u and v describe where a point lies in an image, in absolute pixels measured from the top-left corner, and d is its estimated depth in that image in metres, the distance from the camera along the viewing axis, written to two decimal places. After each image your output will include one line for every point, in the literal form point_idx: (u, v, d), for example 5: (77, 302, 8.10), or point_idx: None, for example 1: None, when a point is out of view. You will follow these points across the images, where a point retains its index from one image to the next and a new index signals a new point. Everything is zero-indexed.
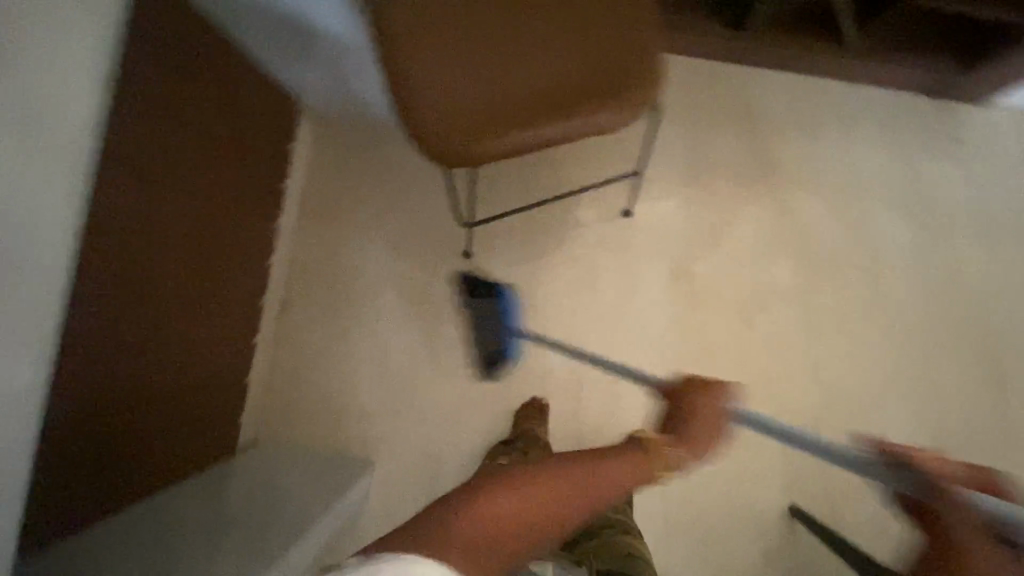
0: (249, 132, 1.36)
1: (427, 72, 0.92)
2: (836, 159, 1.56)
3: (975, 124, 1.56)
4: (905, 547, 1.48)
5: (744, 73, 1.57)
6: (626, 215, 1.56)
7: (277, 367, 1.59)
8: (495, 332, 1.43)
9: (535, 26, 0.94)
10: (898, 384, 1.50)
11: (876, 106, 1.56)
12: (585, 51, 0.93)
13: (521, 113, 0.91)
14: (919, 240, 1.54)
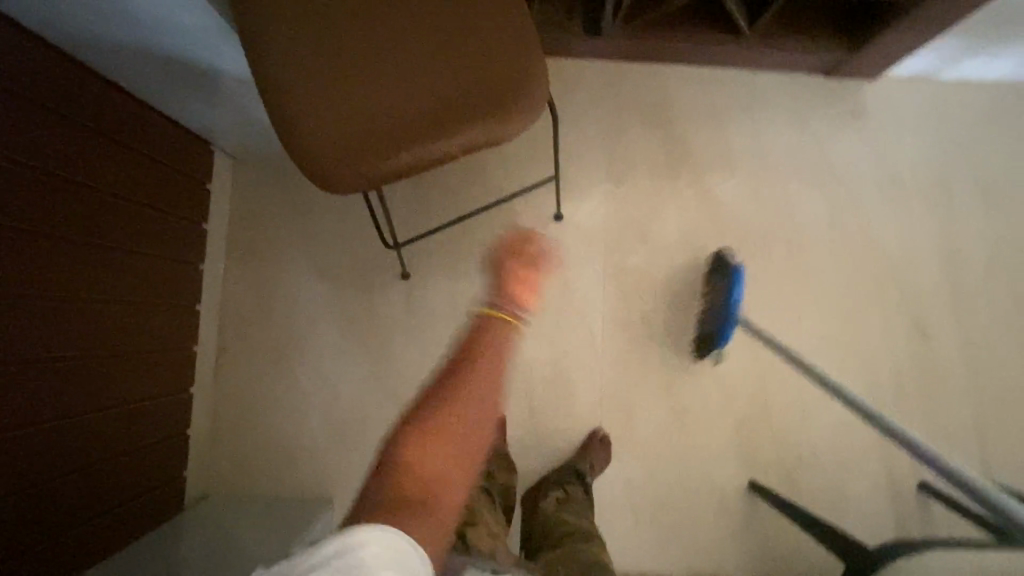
0: (157, 177, 1.31)
1: (312, 104, 0.91)
2: (744, 144, 1.63)
3: (871, 96, 1.65)
4: (851, 497, 1.57)
5: (653, 71, 1.63)
6: (558, 219, 1.58)
7: (219, 415, 1.54)
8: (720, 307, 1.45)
9: (404, 51, 0.93)
10: (825, 347, 1.59)
11: (772, 92, 1.64)
12: (455, 68, 0.93)
13: (403, 135, 0.92)
14: (829, 211, 1.62)
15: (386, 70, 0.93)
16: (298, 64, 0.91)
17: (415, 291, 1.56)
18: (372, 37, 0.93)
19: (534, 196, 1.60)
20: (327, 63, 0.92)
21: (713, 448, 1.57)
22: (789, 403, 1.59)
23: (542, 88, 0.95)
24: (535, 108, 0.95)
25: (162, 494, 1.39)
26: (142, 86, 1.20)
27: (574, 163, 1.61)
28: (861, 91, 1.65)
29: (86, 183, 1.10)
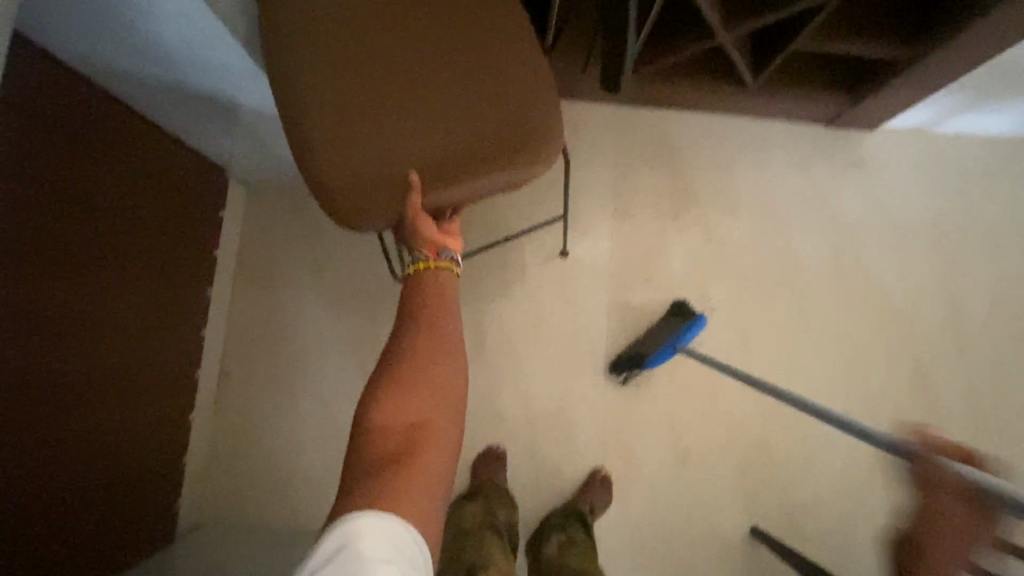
0: (171, 202, 1.33)
1: (336, 137, 0.94)
2: (747, 187, 1.67)
3: (871, 145, 1.70)
4: (856, 544, 1.54)
5: (658, 115, 1.68)
6: (564, 255, 1.61)
7: (218, 441, 1.52)
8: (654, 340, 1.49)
9: (423, 92, 0.96)
10: (827, 389, 1.59)
11: (775, 138, 1.69)
12: (471, 110, 0.96)
13: (419, 174, 0.95)
14: (830, 255, 1.65)
15: (409, 109, 0.96)
16: (321, 104, 0.95)
17: None
18: (393, 76, 0.96)
19: (539, 231, 1.62)
20: (350, 101, 0.95)
21: (714, 490, 1.56)
22: (791, 445, 1.58)
23: (554, 134, 0.99)
24: (547, 153, 0.99)
25: (154, 521, 1.36)
26: (165, 113, 1.22)
27: (579, 201, 1.64)
28: (859, 140, 1.70)
29: (102, 208, 1.12)
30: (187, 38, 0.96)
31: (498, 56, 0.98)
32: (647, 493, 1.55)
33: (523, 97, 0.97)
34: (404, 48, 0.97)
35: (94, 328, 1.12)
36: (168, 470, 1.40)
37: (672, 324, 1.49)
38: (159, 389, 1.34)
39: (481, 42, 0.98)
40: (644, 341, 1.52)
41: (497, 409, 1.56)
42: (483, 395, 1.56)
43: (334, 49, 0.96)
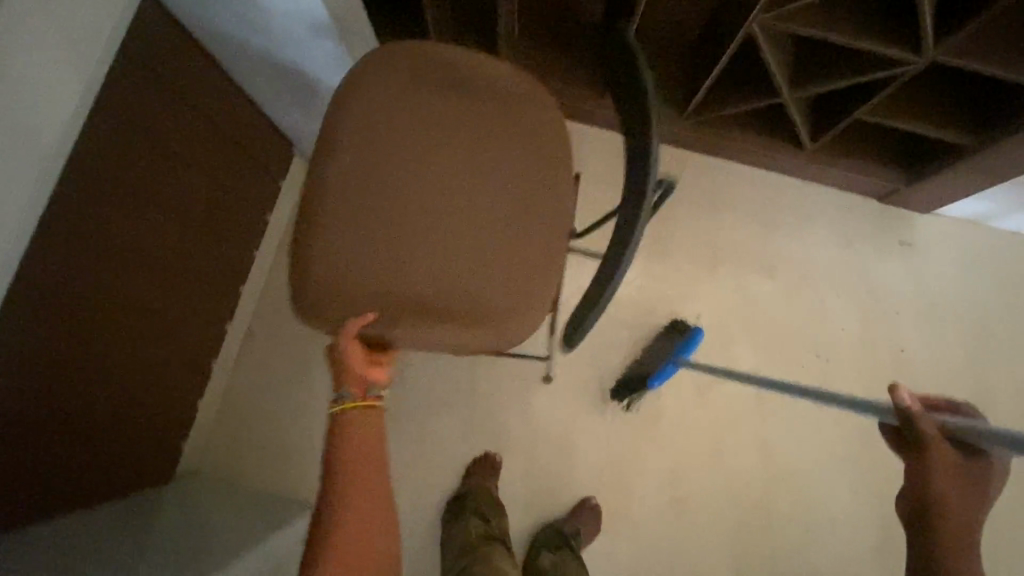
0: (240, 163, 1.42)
1: (332, 233, 0.95)
2: (787, 248, 1.67)
3: (922, 228, 1.67)
4: None
5: (710, 163, 1.70)
6: (547, 380, 1.58)
7: (229, 395, 1.57)
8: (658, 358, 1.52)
9: (433, 230, 0.99)
10: (837, 462, 1.56)
11: (823, 205, 1.68)
12: (475, 267, 0.98)
13: (389, 308, 0.96)
14: (863, 330, 1.62)
15: (404, 240, 0.97)
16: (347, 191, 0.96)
17: None
18: (422, 207, 0.99)
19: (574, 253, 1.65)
20: (375, 207, 0.97)
21: (703, 543, 1.52)
22: (792, 513, 1.54)
23: (527, 323, 0.99)
24: (522, 332, 0.98)
25: (157, 459, 1.41)
26: (252, 82, 1.32)
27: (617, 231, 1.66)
28: (911, 222, 1.67)
29: (182, 169, 1.22)
30: (289, 19, 1.06)
31: (524, 226, 1.00)
32: (635, 532, 1.52)
33: (511, 271, 0.99)
34: (443, 186, 1.00)
35: (147, 283, 1.20)
36: (180, 412, 1.45)
37: (669, 342, 1.54)
38: (192, 333, 1.41)
39: (515, 203, 1.01)
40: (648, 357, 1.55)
41: (500, 418, 1.57)
42: (490, 403, 1.58)
43: (385, 151, 0.99)
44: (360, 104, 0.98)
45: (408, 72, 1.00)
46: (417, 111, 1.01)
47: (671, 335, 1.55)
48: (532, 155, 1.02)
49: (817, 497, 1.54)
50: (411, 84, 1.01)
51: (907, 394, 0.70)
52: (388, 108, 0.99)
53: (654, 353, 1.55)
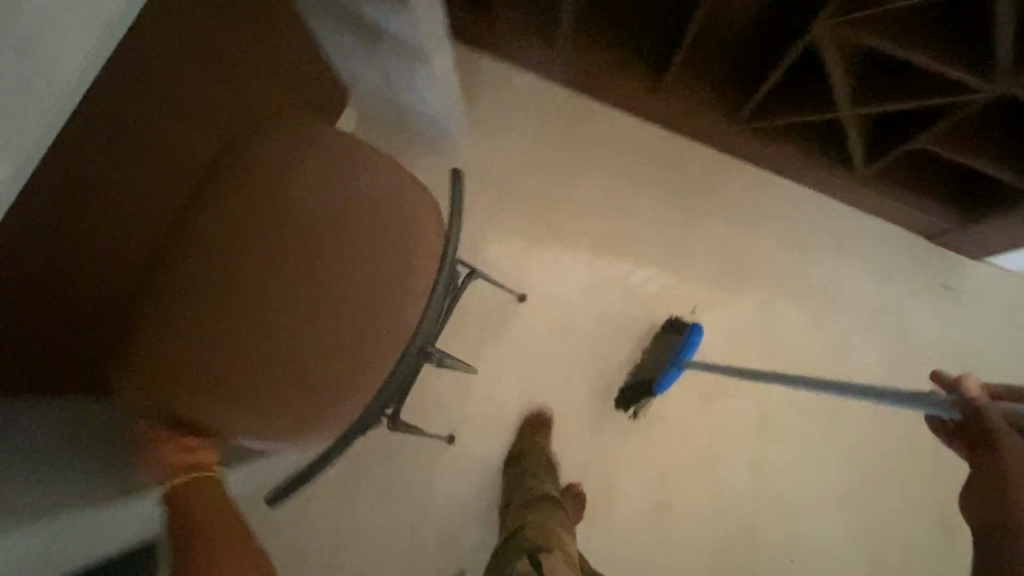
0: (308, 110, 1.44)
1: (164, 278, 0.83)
2: (819, 271, 1.62)
3: (965, 273, 1.60)
4: None
5: (757, 176, 1.67)
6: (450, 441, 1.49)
7: None
8: (665, 361, 1.49)
9: (226, 271, 0.82)
10: (831, 489, 1.55)
11: (865, 234, 1.63)
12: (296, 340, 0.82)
13: (196, 367, 0.81)
14: (886, 367, 1.57)
15: (212, 290, 0.82)
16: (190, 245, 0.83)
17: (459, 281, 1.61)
18: (240, 305, 0.83)
19: (602, 243, 1.64)
20: (196, 276, 0.83)
21: (684, 549, 1.51)
22: (777, 530, 1.53)
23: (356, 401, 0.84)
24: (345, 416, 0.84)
25: None
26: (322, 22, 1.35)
27: (650, 230, 1.65)
28: (958, 268, 1.60)
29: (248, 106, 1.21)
30: None
31: (362, 300, 0.84)
32: (616, 524, 1.52)
33: (338, 347, 0.82)
34: (272, 294, 0.83)
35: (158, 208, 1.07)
36: None
37: (669, 341, 1.51)
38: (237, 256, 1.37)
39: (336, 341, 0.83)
40: (652, 359, 1.53)
41: (502, 392, 1.57)
42: (494, 375, 1.58)
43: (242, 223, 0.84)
44: (267, 150, 0.84)
45: (316, 155, 0.86)
46: (298, 194, 0.85)
47: (670, 332, 1.53)
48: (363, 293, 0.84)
49: (805, 518, 1.54)
50: (308, 165, 0.86)
51: (972, 384, 0.72)
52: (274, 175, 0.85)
53: (658, 354, 1.53)
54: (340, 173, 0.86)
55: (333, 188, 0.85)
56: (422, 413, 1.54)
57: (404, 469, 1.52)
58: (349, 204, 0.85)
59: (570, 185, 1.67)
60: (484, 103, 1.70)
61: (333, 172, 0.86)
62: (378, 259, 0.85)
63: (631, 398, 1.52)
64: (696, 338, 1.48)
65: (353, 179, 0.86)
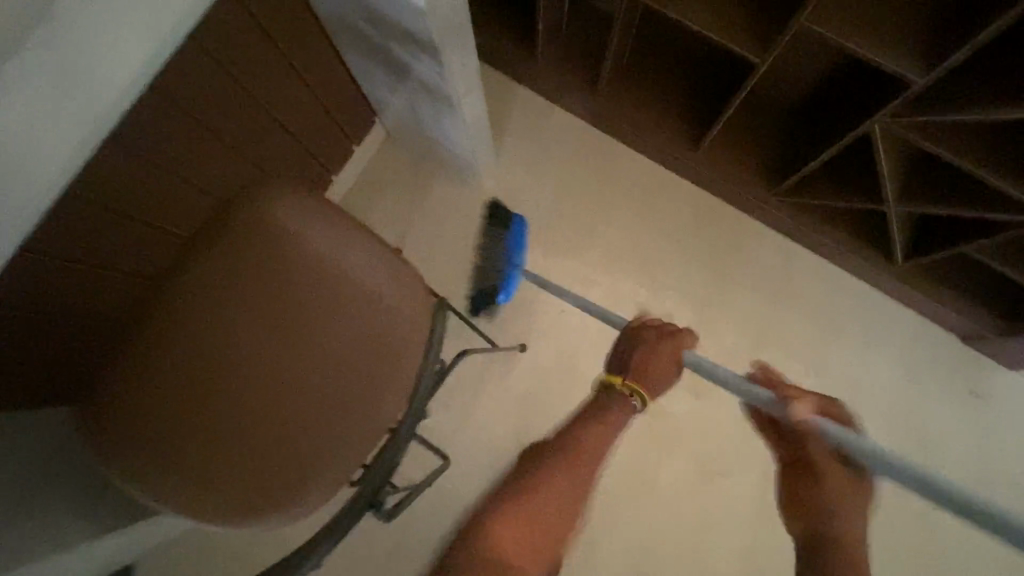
0: (334, 128, 1.40)
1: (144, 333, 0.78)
2: (843, 359, 1.54)
3: (997, 385, 1.51)
4: None
5: (789, 247, 1.59)
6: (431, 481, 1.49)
7: None
8: (501, 264, 1.33)
9: (207, 341, 0.79)
10: None
11: (897, 327, 1.54)
12: (267, 423, 0.78)
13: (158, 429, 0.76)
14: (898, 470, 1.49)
15: (189, 356, 0.78)
16: (168, 321, 0.79)
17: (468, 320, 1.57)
18: (208, 386, 0.78)
19: (618, 296, 1.58)
20: (169, 342, 0.78)
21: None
22: None
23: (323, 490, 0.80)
24: (310, 502, 0.79)
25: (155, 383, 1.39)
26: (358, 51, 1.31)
27: (668, 289, 1.59)
28: (990, 373, 1.52)
29: (274, 128, 1.16)
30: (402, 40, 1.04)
31: (343, 389, 0.79)
32: None
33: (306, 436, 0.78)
34: (244, 391, 0.78)
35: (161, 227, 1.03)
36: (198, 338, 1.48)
37: (498, 235, 1.34)
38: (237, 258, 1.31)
39: (299, 453, 0.78)
40: (484, 262, 1.34)
41: (495, 436, 1.53)
42: (489, 418, 1.54)
43: (225, 302, 0.80)
44: (270, 218, 0.80)
45: (316, 237, 0.80)
46: (291, 278, 0.80)
47: (497, 225, 1.35)
48: (336, 400, 0.79)
49: None
50: (306, 243, 0.80)
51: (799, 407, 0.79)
52: (267, 256, 0.80)
53: (493, 255, 1.33)
54: (341, 249, 0.80)
55: (327, 277, 0.80)
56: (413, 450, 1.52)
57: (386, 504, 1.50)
58: (339, 299, 0.80)
59: (592, 232, 1.62)
60: (514, 135, 1.64)
61: (330, 265, 0.80)
62: (360, 365, 0.80)
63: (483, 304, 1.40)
64: (518, 228, 1.34)
65: (352, 266, 0.80)
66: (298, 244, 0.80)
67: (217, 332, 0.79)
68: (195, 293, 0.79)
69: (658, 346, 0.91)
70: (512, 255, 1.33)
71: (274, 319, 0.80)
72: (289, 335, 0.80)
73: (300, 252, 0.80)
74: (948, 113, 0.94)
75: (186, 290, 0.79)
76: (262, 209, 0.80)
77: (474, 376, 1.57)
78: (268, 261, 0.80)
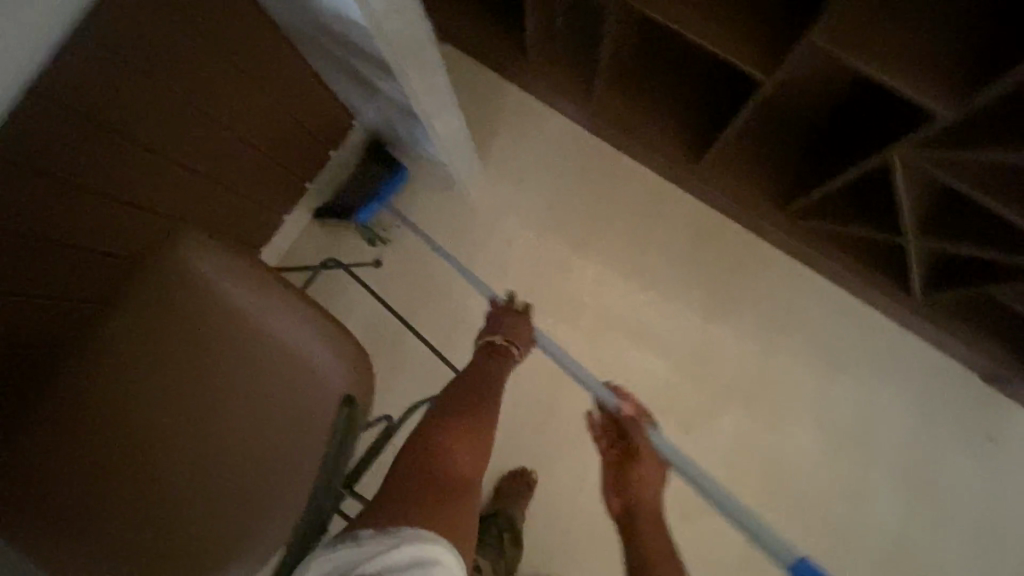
0: (305, 137, 1.32)
1: (65, 385, 0.76)
2: (850, 395, 1.42)
3: (1018, 431, 1.39)
4: None
5: (797, 273, 1.46)
6: None
7: None
8: (366, 191, 1.44)
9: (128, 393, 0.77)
10: None
11: (912, 363, 1.41)
12: (191, 480, 0.76)
13: (77, 485, 0.74)
14: (900, 515, 1.39)
15: (110, 409, 0.76)
16: (82, 367, 0.76)
17: (448, 341, 1.48)
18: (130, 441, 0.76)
19: (607, 321, 1.47)
20: (90, 396, 0.76)
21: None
22: None
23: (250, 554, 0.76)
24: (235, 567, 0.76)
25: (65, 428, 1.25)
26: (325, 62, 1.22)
27: (663, 314, 1.47)
28: (1010, 418, 1.39)
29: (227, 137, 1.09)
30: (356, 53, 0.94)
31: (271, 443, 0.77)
32: None
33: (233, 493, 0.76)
34: (161, 441, 0.76)
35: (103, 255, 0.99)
36: None
37: (375, 167, 1.45)
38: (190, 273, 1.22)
39: (228, 505, 0.76)
40: (356, 181, 1.45)
41: None
42: None
43: (148, 354, 0.77)
44: (191, 270, 0.78)
45: (239, 287, 0.78)
46: (214, 330, 0.78)
47: (373, 156, 1.47)
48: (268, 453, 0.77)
49: None
50: (230, 294, 0.78)
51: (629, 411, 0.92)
52: (193, 306, 0.78)
53: (365, 179, 1.45)
54: (267, 300, 0.78)
55: (252, 329, 0.78)
56: None
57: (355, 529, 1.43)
58: (265, 351, 0.78)
59: (583, 250, 1.50)
60: (504, 142, 1.53)
61: (251, 316, 0.78)
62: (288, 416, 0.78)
63: (329, 215, 1.47)
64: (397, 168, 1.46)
65: (278, 318, 0.78)
66: (215, 295, 0.78)
67: (139, 385, 0.77)
68: (119, 345, 0.77)
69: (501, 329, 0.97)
70: (382, 188, 1.44)
71: (198, 373, 0.77)
72: (210, 391, 0.78)
73: (220, 303, 0.78)
74: (987, 150, 0.81)
75: (103, 335, 0.77)
76: (186, 258, 0.78)
77: None
78: (193, 312, 0.78)
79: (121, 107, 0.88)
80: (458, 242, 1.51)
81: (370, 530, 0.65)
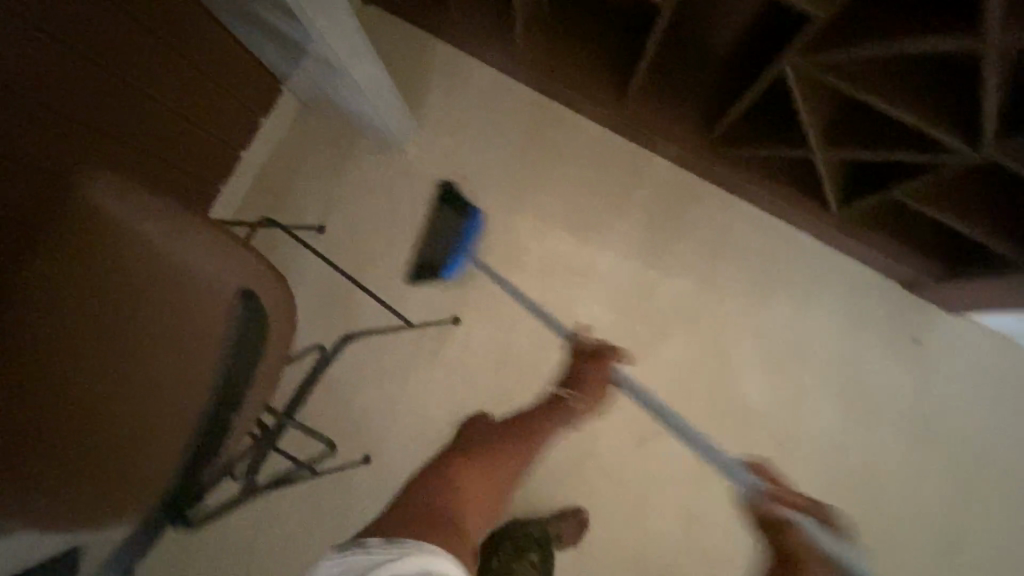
0: (229, 103, 1.34)
1: None
2: (785, 314, 1.49)
3: (940, 332, 1.48)
4: None
5: (729, 203, 1.52)
6: (365, 462, 1.44)
7: None
8: (448, 248, 1.37)
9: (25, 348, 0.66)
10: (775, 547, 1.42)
11: (839, 279, 1.49)
12: (115, 418, 0.74)
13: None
14: (840, 421, 1.46)
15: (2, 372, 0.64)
16: None
17: (397, 298, 1.50)
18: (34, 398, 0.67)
19: (552, 264, 1.51)
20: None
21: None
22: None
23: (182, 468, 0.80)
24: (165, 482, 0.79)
25: None
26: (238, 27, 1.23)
27: (605, 252, 1.52)
28: (932, 321, 1.48)
29: (147, 100, 1.10)
30: None
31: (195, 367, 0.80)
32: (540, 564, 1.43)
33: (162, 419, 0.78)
34: (78, 391, 0.70)
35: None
36: None
37: (451, 217, 1.39)
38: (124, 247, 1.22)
39: (154, 424, 0.77)
40: (435, 235, 1.37)
41: (429, 416, 1.48)
42: (424, 396, 1.49)
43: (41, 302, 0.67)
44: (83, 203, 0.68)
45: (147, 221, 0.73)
46: (122, 268, 0.73)
47: (448, 203, 1.41)
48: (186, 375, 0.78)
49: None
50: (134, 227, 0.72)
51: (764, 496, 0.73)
52: (92, 245, 0.70)
53: (441, 235, 1.37)
54: (179, 231, 0.75)
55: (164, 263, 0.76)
56: (345, 433, 1.46)
57: (320, 491, 1.44)
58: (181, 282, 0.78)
59: (524, 197, 1.53)
60: (438, 97, 1.55)
61: (152, 246, 0.74)
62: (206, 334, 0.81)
63: (423, 278, 1.42)
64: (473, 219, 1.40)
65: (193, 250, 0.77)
66: (101, 222, 0.70)
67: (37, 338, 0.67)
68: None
69: (590, 379, 1.01)
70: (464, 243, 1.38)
71: (114, 314, 0.73)
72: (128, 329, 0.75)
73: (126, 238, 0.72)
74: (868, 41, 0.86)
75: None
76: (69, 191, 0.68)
77: (406, 356, 1.51)
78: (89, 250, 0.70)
79: (35, 67, 0.89)
80: (401, 199, 1.53)
81: (380, 539, 0.69)
